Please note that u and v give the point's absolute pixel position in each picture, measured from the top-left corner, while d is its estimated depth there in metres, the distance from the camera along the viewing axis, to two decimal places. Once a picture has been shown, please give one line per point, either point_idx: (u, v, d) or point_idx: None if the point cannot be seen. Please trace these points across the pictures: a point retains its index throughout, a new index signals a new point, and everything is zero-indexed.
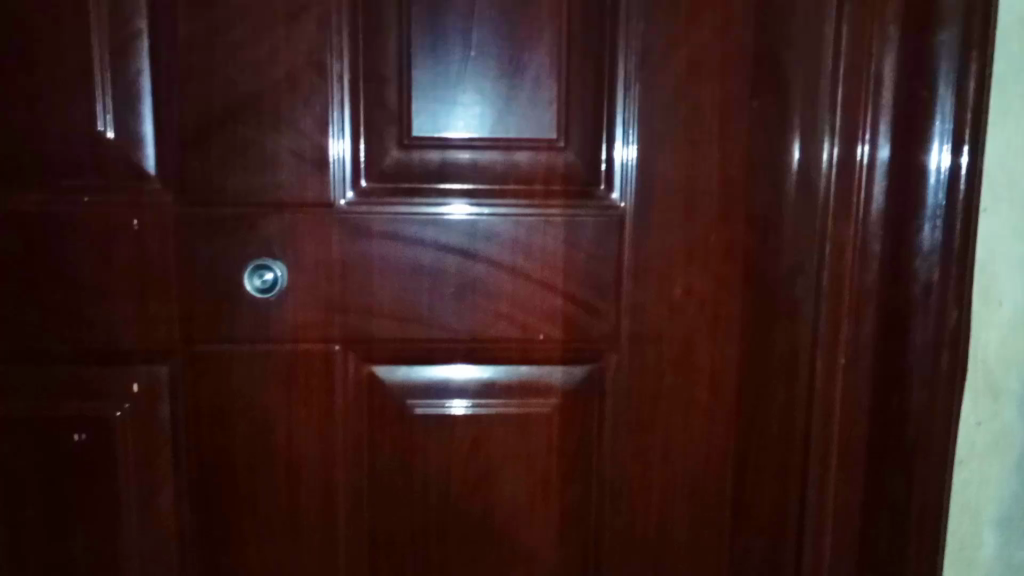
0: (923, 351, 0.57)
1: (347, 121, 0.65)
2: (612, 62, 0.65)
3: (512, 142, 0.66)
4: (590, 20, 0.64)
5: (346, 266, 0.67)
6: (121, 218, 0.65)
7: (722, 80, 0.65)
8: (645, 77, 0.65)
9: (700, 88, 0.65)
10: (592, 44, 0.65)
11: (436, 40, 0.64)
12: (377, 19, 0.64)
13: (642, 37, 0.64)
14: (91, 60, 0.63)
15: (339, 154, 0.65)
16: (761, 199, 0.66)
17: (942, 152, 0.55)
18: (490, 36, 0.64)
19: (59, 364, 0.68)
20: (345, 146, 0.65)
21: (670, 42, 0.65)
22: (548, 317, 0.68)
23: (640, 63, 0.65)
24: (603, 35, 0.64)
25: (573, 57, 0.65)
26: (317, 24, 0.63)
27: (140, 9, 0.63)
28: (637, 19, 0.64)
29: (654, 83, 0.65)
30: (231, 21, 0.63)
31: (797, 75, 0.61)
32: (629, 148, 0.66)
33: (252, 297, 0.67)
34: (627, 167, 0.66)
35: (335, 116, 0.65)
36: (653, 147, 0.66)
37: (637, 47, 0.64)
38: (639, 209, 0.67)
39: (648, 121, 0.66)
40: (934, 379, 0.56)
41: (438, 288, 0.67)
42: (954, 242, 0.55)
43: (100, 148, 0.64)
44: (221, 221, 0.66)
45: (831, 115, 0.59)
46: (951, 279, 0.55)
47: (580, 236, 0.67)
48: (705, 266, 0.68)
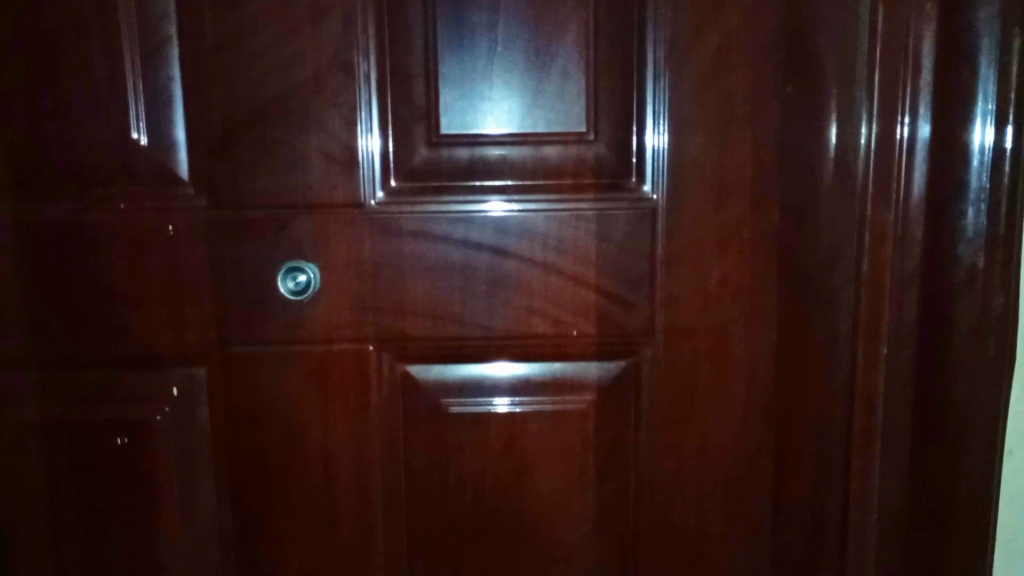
0: (968, 337, 0.56)
1: (375, 118, 0.65)
2: (640, 52, 0.64)
3: (540, 137, 0.65)
4: (617, 9, 0.63)
5: (377, 266, 0.67)
6: (155, 223, 0.66)
7: (753, 64, 0.64)
8: (674, 66, 0.64)
9: (731, 75, 0.64)
10: (619, 34, 0.64)
11: (462, 36, 0.63)
12: (403, 16, 0.63)
13: (670, 25, 0.63)
14: (122, 67, 0.64)
15: (367, 150, 0.65)
16: (796, 183, 0.64)
17: (985, 130, 0.53)
18: (515, 30, 0.63)
19: (99, 369, 0.68)
20: (375, 144, 0.65)
21: (700, 28, 0.63)
22: (581, 313, 0.68)
23: (670, 51, 0.64)
24: (630, 24, 0.63)
25: (600, 48, 0.64)
26: (343, 24, 0.63)
27: (168, 14, 0.63)
28: (665, 5, 0.63)
29: (684, 71, 0.64)
30: (257, 23, 0.63)
31: (830, 57, 0.60)
32: (660, 138, 0.65)
33: (285, 299, 0.67)
34: (659, 158, 0.65)
35: (362, 114, 0.65)
36: (684, 136, 0.65)
37: (666, 35, 0.63)
38: (672, 200, 0.66)
39: (679, 110, 0.65)
40: (980, 366, 0.55)
41: (470, 286, 0.67)
42: (1001, 225, 0.54)
43: (133, 154, 0.65)
44: (252, 223, 0.66)
45: (868, 95, 0.57)
46: (996, 264, 0.54)
47: (612, 231, 0.66)
48: (741, 256, 0.67)
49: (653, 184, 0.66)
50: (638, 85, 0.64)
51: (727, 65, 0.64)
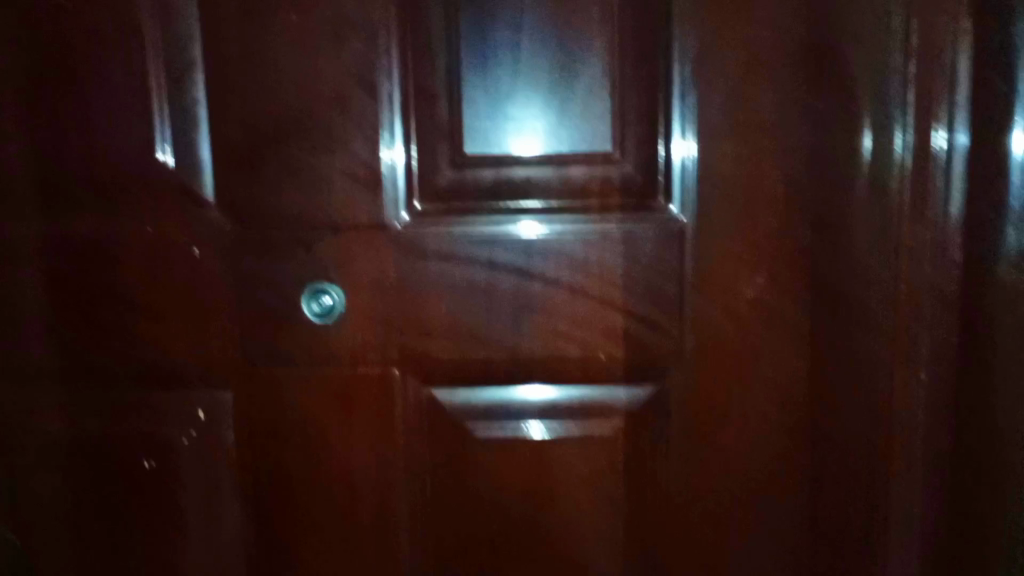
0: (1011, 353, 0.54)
1: (398, 128, 0.64)
2: (665, 68, 0.63)
3: (565, 157, 0.64)
4: (642, 24, 0.62)
5: (401, 287, 0.66)
6: (181, 244, 0.66)
7: (783, 77, 0.62)
8: (702, 82, 0.62)
9: (761, 90, 0.62)
10: (643, 49, 0.62)
11: (486, 54, 0.63)
12: (427, 34, 0.63)
13: (697, 41, 0.62)
14: (150, 89, 0.64)
15: (389, 162, 0.65)
16: (829, 199, 0.62)
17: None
18: (539, 47, 0.63)
19: (126, 389, 0.68)
20: (396, 154, 0.65)
21: (727, 42, 0.62)
22: (608, 335, 0.66)
23: (697, 67, 0.62)
24: (655, 39, 0.62)
25: (625, 64, 0.63)
26: (366, 42, 0.63)
27: (194, 36, 0.63)
28: (691, 21, 0.62)
29: (711, 88, 0.62)
30: (281, 42, 0.63)
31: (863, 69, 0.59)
32: (688, 146, 0.63)
33: (309, 321, 0.67)
34: (686, 166, 0.64)
35: (385, 126, 0.64)
36: (712, 153, 0.63)
37: (693, 50, 0.62)
38: (701, 220, 0.64)
39: (707, 127, 0.63)
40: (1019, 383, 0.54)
41: (495, 308, 0.66)
42: None
43: (160, 175, 0.65)
44: (277, 244, 0.66)
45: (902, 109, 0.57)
46: None
47: (639, 251, 0.65)
48: (775, 279, 0.65)
49: (681, 203, 0.64)
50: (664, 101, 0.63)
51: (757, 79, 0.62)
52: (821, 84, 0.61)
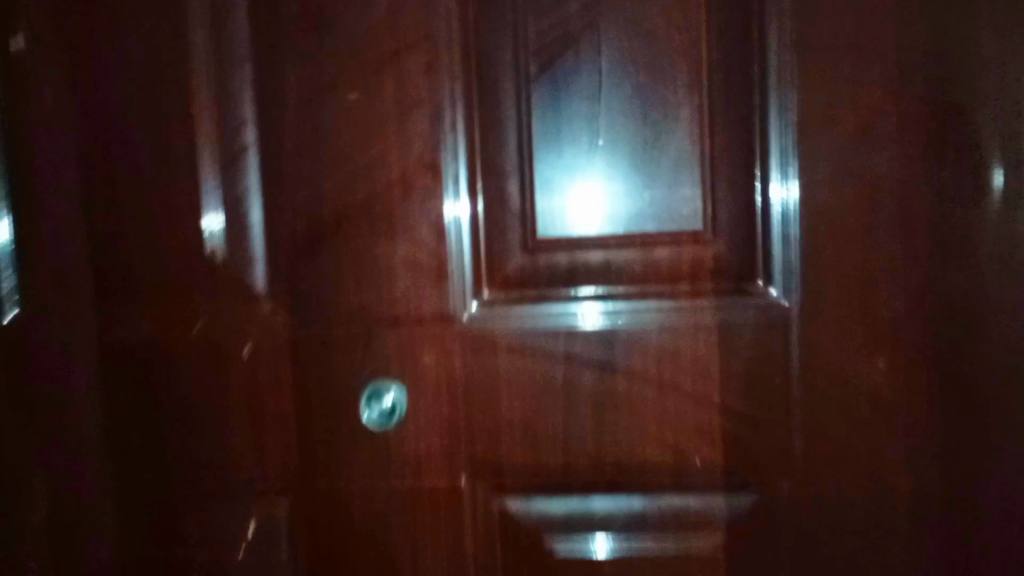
0: None
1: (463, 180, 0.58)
2: (764, 137, 0.56)
3: (651, 238, 0.57)
4: (736, 89, 0.56)
5: (470, 385, 0.60)
6: (232, 342, 0.61)
7: (901, 143, 0.55)
8: (807, 150, 0.55)
9: (875, 156, 0.55)
10: (739, 117, 0.56)
11: (560, 127, 0.57)
12: (496, 110, 0.57)
13: (799, 105, 0.55)
14: (200, 177, 0.60)
15: (455, 216, 0.58)
16: (958, 274, 0.55)
17: None
18: (621, 119, 0.56)
19: (170, 504, 0.62)
20: (460, 209, 0.58)
21: (835, 106, 0.55)
22: (704, 437, 0.58)
23: (799, 135, 0.55)
24: (752, 104, 0.55)
25: (718, 134, 0.56)
26: (432, 121, 0.58)
27: (247, 119, 0.59)
28: (792, 83, 0.55)
29: (817, 156, 0.55)
30: (341, 124, 0.58)
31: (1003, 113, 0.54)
32: (788, 192, 0.56)
33: (369, 425, 0.60)
34: (787, 214, 0.56)
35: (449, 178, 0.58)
36: (818, 229, 0.56)
37: (795, 114, 0.55)
38: (809, 305, 0.56)
39: (813, 200, 0.55)
40: None
41: (575, 407, 0.59)
42: None
43: (211, 268, 0.60)
44: (334, 339, 0.60)
45: None
46: None
47: (737, 342, 0.57)
48: (896, 370, 0.56)
49: (785, 287, 0.56)
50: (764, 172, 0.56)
51: (870, 143, 0.55)
52: (944, 149, 0.54)
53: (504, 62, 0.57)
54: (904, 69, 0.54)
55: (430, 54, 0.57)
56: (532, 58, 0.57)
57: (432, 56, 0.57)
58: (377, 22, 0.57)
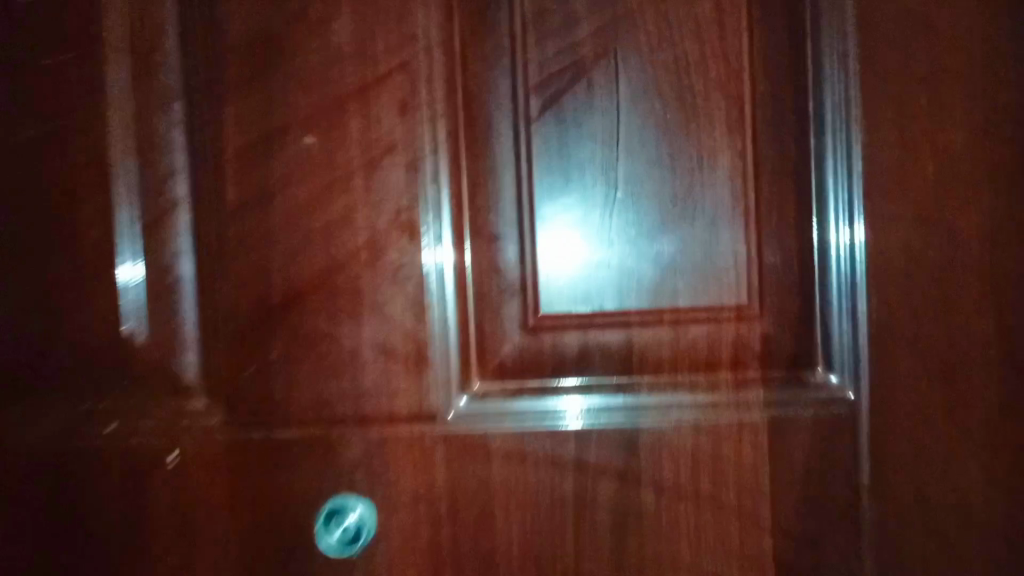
0: None
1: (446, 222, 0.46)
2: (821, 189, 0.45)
3: (683, 314, 0.46)
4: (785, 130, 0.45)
5: (455, 501, 0.47)
6: (155, 448, 0.48)
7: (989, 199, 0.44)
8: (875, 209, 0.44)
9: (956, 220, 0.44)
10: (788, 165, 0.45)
11: (570, 177, 0.46)
12: (488, 157, 0.46)
13: (865, 151, 0.44)
14: (116, 240, 0.47)
15: (435, 263, 0.46)
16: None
17: None
18: (646, 168, 0.46)
19: None
20: (438, 249, 0.46)
21: (907, 152, 0.44)
22: (753, 567, 0.46)
23: (866, 187, 0.44)
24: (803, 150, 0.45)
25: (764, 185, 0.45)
26: (407, 170, 0.46)
27: (177, 169, 0.47)
28: (856, 123, 0.44)
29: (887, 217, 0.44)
30: (295, 175, 0.47)
31: None
32: (846, 227, 0.45)
33: (326, 553, 0.47)
34: (852, 252, 0.45)
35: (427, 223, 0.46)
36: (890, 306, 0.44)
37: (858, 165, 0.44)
38: (883, 399, 0.45)
39: (883, 270, 0.44)
40: None
41: (588, 528, 0.47)
42: None
43: (129, 354, 0.48)
44: (283, 444, 0.47)
45: None
46: None
47: (791, 447, 0.45)
48: (991, 485, 0.45)
49: (852, 375, 0.45)
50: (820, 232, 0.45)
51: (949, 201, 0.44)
52: None
53: (500, 99, 0.46)
54: (994, 105, 0.44)
55: (405, 88, 0.46)
56: (533, 93, 0.46)
57: (409, 90, 0.46)
58: (340, 50, 0.46)
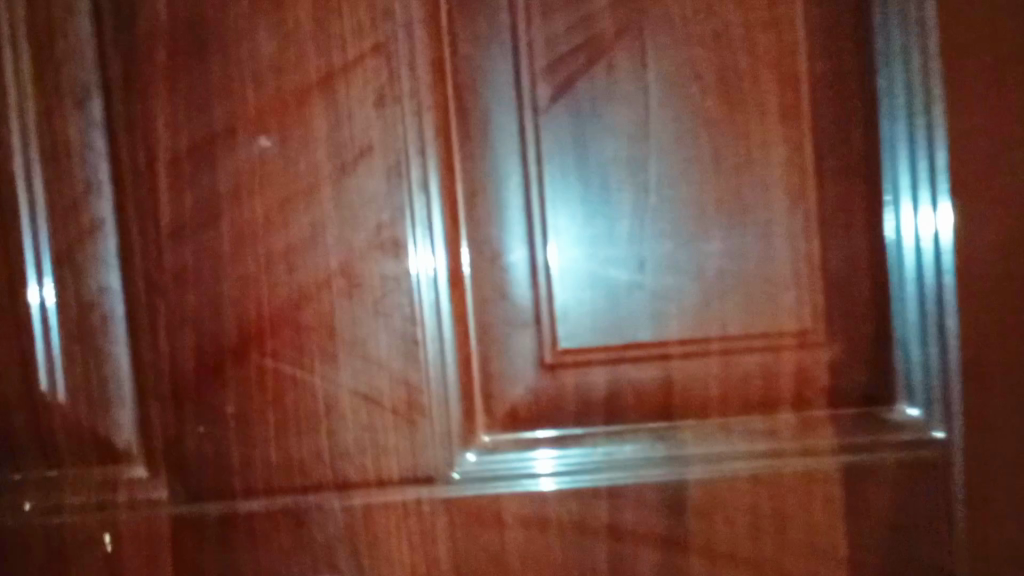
0: None
1: (437, 222, 0.37)
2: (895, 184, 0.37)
3: (734, 343, 0.38)
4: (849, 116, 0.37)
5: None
6: (86, 531, 0.39)
7: None
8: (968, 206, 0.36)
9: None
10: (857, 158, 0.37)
11: (591, 183, 0.37)
12: (488, 159, 0.37)
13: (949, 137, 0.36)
14: (29, 276, 0.38)
15: (423, 270, 0.38)
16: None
17: None
18: (685, 167, 0.37)
19: None
20: (432, 259, 0.38)
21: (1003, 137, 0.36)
22: None
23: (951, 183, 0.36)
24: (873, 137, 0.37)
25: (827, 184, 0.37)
26: (388, 179, 0.37)
27: (98, 184, 0.38)
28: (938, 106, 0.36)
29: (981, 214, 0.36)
30: (248, 189, 0.38)
31: None
32: (927, 231, 0.37)
33: None
34: (936, 254, 0.37)
35: (415, 226, 0.37)
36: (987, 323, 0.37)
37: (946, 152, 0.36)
38: (979, 438, 0.37)
39: (976, 281, 0.36)
40: None
41: None
42: None
43: (51, 416, 0.39)
44: (248, 521, 0.38)
45: None
46: None
47: (869, 499, 0.38)
48: None
49: (939, 410, 0.37)
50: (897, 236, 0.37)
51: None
52: None
53: (501, 86, 0.37)
54: None
55: (382, 75, 0.37)
56: (541, 80, 0.37)
57: (387, 79, 0.37)
58: (299, 31, 0.37)
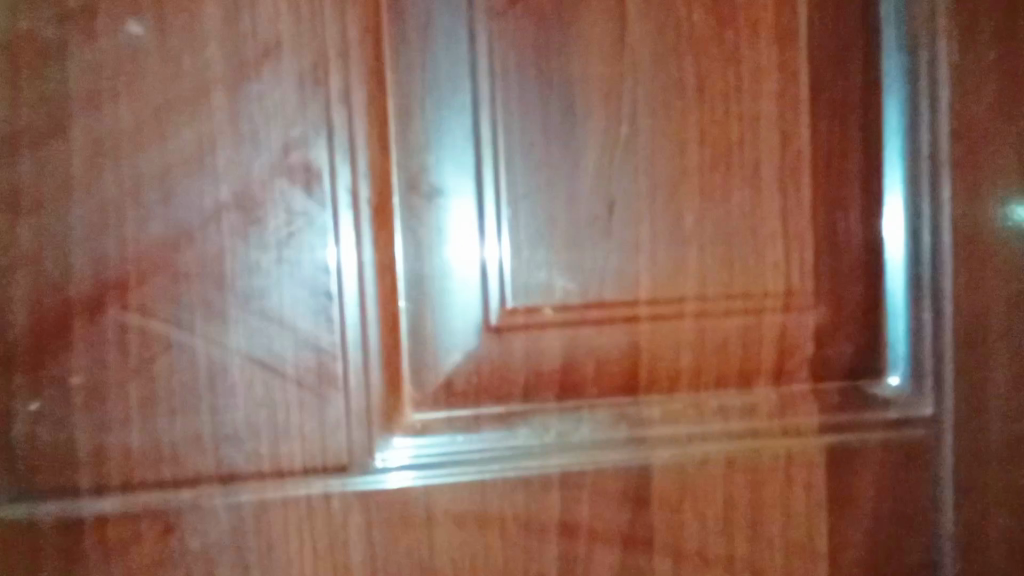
0: None
1: (365, 146, 0.30)
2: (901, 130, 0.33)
3: (713, 303, 0.32)
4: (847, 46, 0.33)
5: None
6: None
7: None
8: (974, 154, 0.33)
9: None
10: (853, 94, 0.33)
11: (552, 105, 0.31)
12: (427, 71, 0.30)
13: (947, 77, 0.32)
14: None
15: (346, 205, 0.30)
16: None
17: None
18: (663, 93, 0.31)
19: None
20: (356, 192, 0.30)
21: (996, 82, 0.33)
22: None
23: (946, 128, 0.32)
24: (872, 73, 0.33)
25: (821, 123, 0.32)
26: (301, 87, 0.29)
27: None
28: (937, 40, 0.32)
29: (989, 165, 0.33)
30: (118, 85, 0.28)
31: None
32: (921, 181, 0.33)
33: None
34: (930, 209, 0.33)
35: (336, 148, 0.30)
36: (989, 286, 0.33)
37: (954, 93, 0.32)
38: (973, 415, 0.34)
39: (981, 237, 0.33)
40: None
41: None
42: None
43: None
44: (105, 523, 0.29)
45: None
46: None
47: (849, 485, 0.33)
48: None
49: (935, 387, 0.33)
50: (899, 192, 0.33)
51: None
52: None
53: None
54: None
55: None
56: None
57: None
58: None
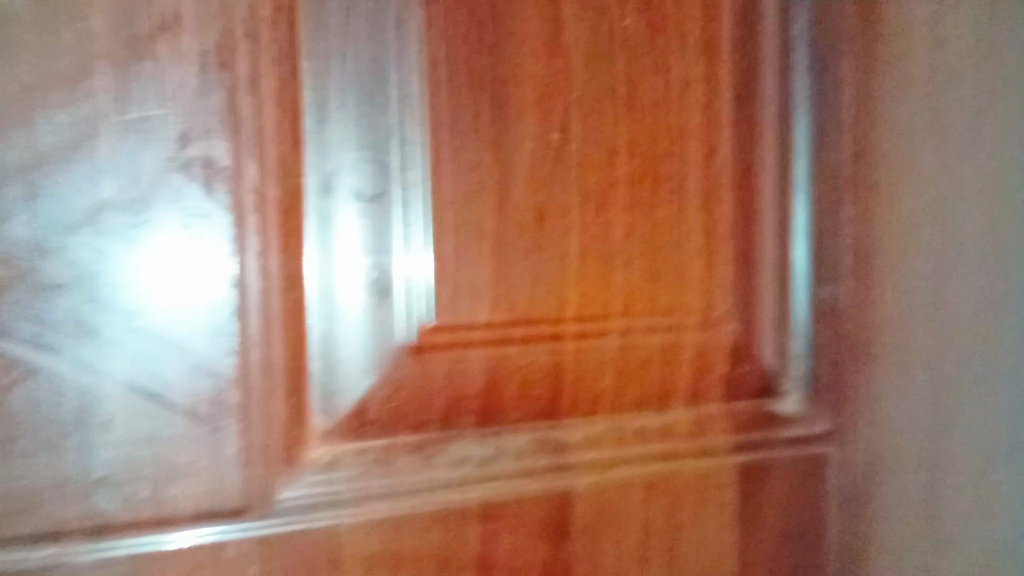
0: None
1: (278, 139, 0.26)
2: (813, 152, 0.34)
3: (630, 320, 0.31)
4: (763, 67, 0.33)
5: None
6: None
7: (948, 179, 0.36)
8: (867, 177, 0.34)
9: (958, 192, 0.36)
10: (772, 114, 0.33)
11: (479, 109, 0.29)
12: (350, 60, 0.27)
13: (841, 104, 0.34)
14: None
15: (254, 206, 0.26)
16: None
17: None
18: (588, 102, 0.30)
19: None
20: (267, 193, 0.26)
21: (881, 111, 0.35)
22: None
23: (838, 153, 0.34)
24: (782, 96, 0.33)
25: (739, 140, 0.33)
26: (202, 66, 0.25)
27: None
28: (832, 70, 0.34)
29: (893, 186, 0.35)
30: None
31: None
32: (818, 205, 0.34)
33: None
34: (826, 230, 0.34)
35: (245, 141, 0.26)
36: (880, 304, 0.35)
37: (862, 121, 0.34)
38: (862, 430, 0.35)
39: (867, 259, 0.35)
40: None
41: None
42: None
43: None
44: None
45: None
46: None
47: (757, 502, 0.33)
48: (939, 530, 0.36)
49: (832, 403, 0.35)
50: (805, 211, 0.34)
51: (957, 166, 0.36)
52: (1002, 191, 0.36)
53: None
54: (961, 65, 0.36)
55: None
56: None
57: None
58: None
